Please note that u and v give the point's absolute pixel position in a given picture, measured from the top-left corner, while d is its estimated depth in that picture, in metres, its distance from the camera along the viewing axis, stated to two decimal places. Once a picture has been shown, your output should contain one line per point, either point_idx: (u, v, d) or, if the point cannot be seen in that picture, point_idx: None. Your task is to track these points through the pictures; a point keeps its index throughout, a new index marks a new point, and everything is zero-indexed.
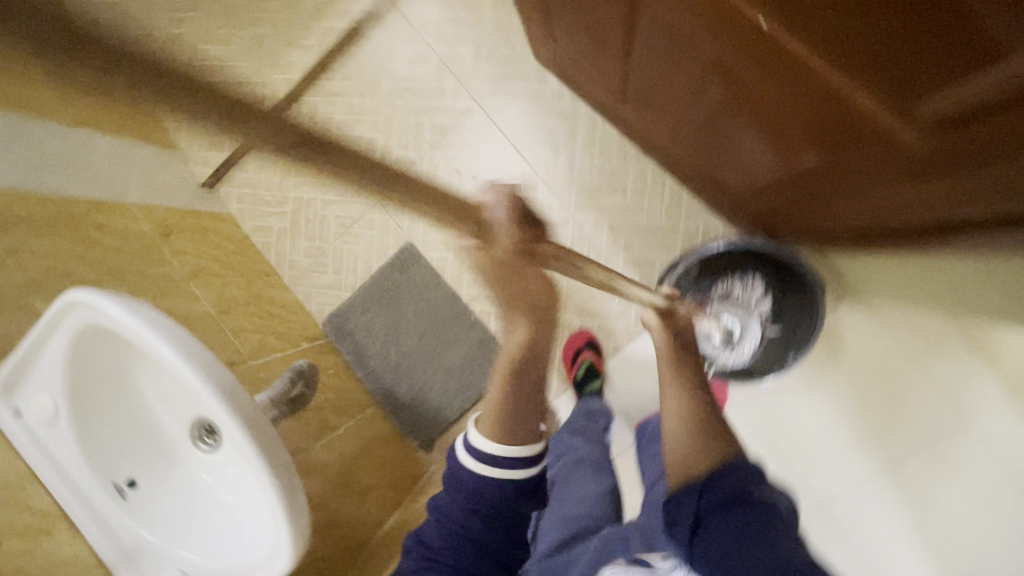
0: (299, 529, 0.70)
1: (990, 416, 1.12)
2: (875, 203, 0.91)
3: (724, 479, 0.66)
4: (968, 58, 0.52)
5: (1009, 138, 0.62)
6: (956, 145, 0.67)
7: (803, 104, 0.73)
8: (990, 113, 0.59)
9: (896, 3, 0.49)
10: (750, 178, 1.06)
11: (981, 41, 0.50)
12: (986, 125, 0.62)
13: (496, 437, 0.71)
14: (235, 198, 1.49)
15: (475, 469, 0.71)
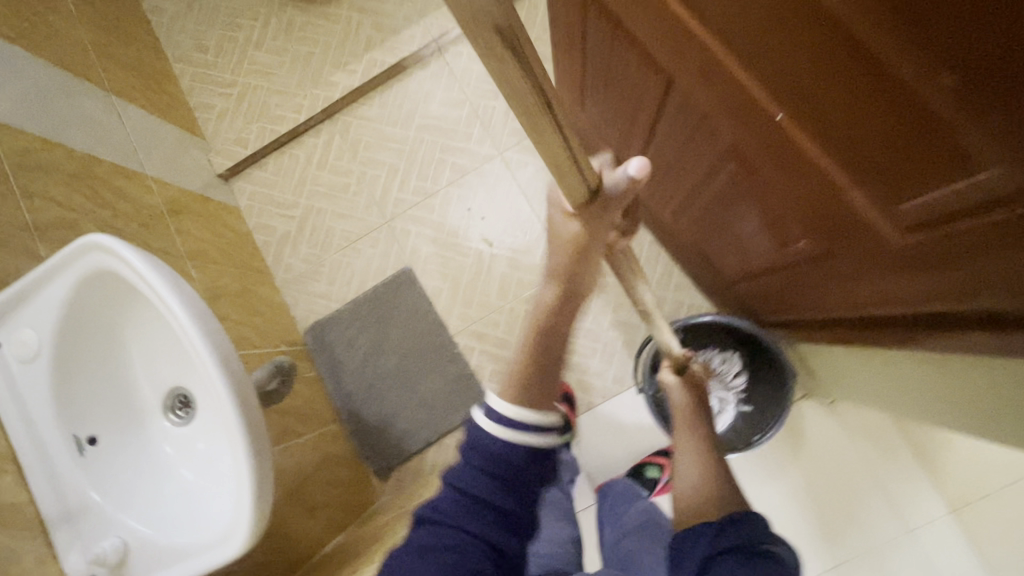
0: (262, 510, 0.64)
1: (933, 536, 1.19)
2: (851, 312, 0.76)
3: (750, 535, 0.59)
4: (948, 177, 0.44)
5: (982, 301, 0.52)
6: (934, 268, 0.54)
7: (799, 179, 0.62)
8: (961, 248, 0.49)
9: (873, 82, 0.42)
10: (740, 268, 0.99)
11: (959, 159, 0.41)
12: (956, 260, 0.51)
13: (524, 402, 0.60)
14: (251, 195, 1.58)
15: (501, 424, 0.58)
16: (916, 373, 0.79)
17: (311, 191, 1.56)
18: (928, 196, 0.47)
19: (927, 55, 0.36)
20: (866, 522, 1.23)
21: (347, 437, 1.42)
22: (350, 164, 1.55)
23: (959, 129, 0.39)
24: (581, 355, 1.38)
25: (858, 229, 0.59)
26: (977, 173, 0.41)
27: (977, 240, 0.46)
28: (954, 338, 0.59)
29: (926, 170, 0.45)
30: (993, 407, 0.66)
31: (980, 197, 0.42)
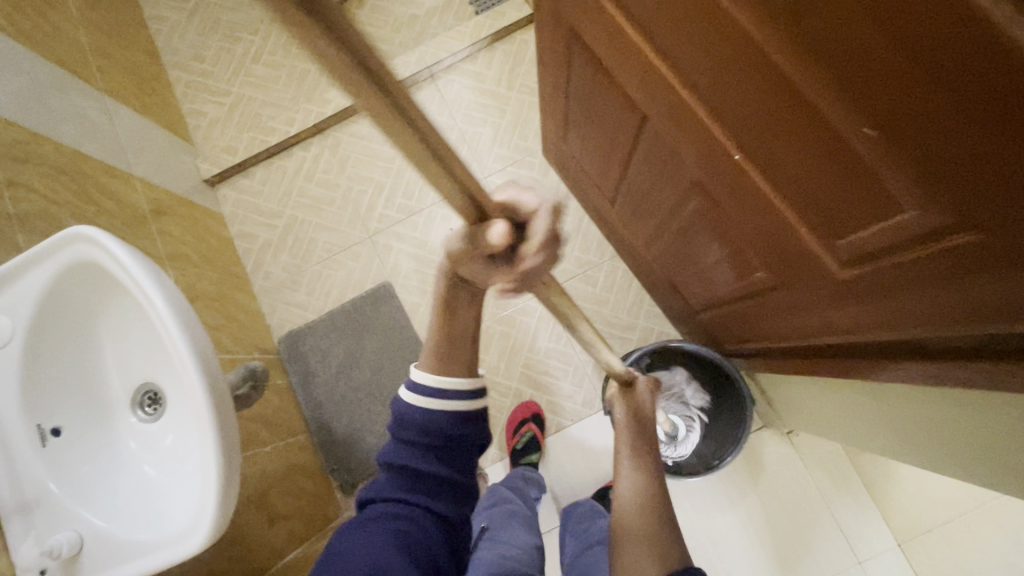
0: (228, 505, 0.64)
1: (880, 565, 1.25)
2: (804, 344, 0.81)
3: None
4: (877, 215, 0.49)
5: (912, 331, 0.57)
6: (870, 300, 0.59)
7: (754, 216, 0.68)
8: (891, 280, 0.54)
9: (809, 130, 0.48)
10: (706, 298, 1.04)
11: (885, 199, 0.47)
12: (888, 293, 0.56)
13: (441, 367, 0.65)
14: (236, 203, 1.59)
15: (427, 398, 0.63)
16: (860, 403, 0.84)
17: (297, 203, 1.58)
18: (862, 232, 0.52)
19: (855, 106, 0.42)
20: (817, 549, 1.29)
21: (315, 450, 1.40)
22: (337, 179, 1.58)
23: (884, 172, 0.45)
24: (553, 377, 1.41)
25: (805, 263, 0.64)
26: (901, 211, 0.47)
27: (905, 274, 0.52)
28: (890, 367, 0.64)
29: (860, 209, 0.50)
30: (923, 433, 0.71)
31: (905, 234, 0.48)
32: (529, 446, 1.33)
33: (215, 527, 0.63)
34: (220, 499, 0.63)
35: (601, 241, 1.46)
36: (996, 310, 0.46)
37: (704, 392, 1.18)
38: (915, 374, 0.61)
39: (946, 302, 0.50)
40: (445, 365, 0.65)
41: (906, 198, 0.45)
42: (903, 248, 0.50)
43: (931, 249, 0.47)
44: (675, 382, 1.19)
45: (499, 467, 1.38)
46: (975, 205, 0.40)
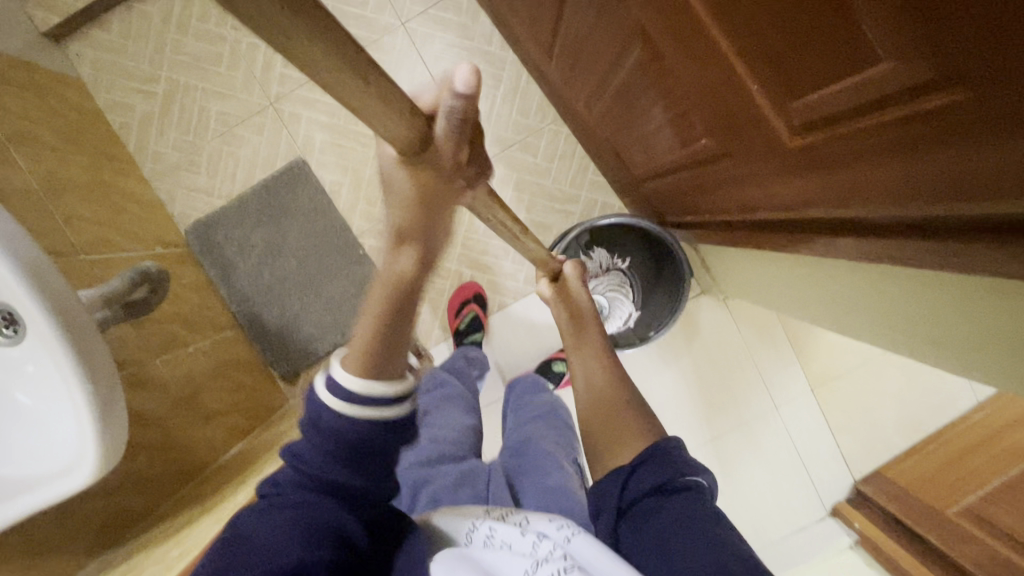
0: (113, 439, 0.59)
1: (795, 406, 1.43)
2: (745, 217, 0.76)
3: (653, 464, 0.69)
4: (837, 64, 0.39)
5: (857, 210, 0.51)
6: (817, 175, 0.52)
7: (701, 70, 0.56)
8: (846, 152, 0.46)
9: None
10: (651, 168, 0.94)
11: (850, 42, 0.37)
12: (838, 167, 0.49)
13: (373, 372, 0.51)
14: (95, 64, 1.28)
15: (348, 406, 0.51)
16: (796, 275, 0.83)
17: (174, 62, 1.29)
18: (819, 89, 0.43)
19: None
20: (741, 399, 1.43)
21: (248, 343, 1.34)
22: (221, 30, 1.29)
23: (856, 2, 0.34)
24: (494, 256, 1.36)
25: (754, 128, 0.55)
26: (866, 60, 0.37)
27: (857, 141, 0.44)
28: (822, 240, 0.60)
29: (817, 58, 0.40)
30: (854, 305, 0.70)
31: (865, 90, 0.39)
32: (472, 326, 1.31)
33: (104, 461, 0.58)
34: (100, 434, 0.57)
35: (542, 104, 1.30)
36: (950, 186, 0.39)
37: (626, 258, 1.15)
38: (848, 249, 0.56)
39: (896, 174, 0.43)
40: (379, 364, 0.51)
41: (885, 46, 0.35)
42: (868, 114, 0.41)
43: (892, 108, 0.38)
44: (594, 257, 1.13)
45: (442, 348, 1.36)
46: (955, 47, 0.31)
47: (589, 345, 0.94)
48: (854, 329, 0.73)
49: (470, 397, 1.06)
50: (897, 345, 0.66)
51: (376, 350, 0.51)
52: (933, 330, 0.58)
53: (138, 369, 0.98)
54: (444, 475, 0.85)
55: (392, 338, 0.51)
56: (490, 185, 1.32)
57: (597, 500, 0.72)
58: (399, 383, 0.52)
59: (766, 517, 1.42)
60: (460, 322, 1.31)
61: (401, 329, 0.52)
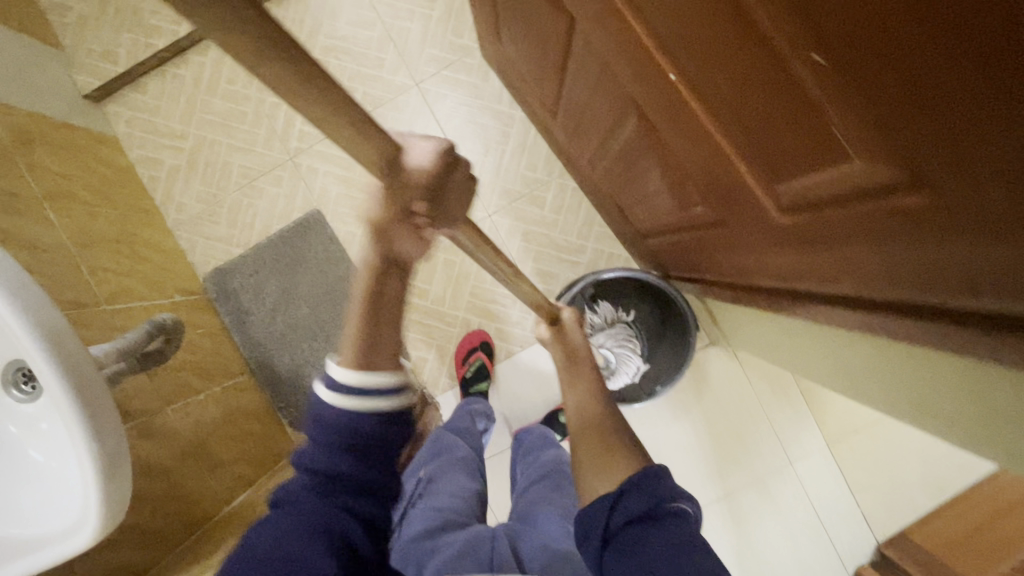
0: (118, 496, 0.60)
1: (811, 462, 1.39)
2: (745, 279, 0.76)
3: (642, 493, 0.69)
4: (819, 156, 0.40)
5: (850, 285, 0.52)
6: (809, 249, 0.52)
7: (693, 145, 0.58)
8: (833, 233, 0.47)
9: (753, 53, 0.38)
10: (653, 225, 0.96)
11: (828, 139, 0.38)
12: (826, 245, 0.49)
13: (364, 360, 0.48)
14: (129, 122, 1.37)
15: (344, 399, 0.47)
16: (802, 335, 0.82)
17: (202, 120, 1.37)
18: (804, 175, 0.44)
19: (800, 16, 0.32)
20: (754, 454, 1.40)
21: (258, 389, 1.35)
22: (246, 90, 1.37)
23: (830, 106, 0.35)
24: (501, 304, 1.37)
25: (747, 203, 0.56)
26: (846, 155, 0.38)
27: (846, 225, 0.44)
28: (819, 310, 0.60)
29: (800, 148, 0.41)
30: (860, 370, 0.69)
31: (848, 180, 0.40)
32: (479, 374, 1.31)
33: (108, 516, 0.59)
34: (103, 491, 0.58)
35: (549, 158, 1.34)
36: (933, 274, 0.40)
37: (631, 311, 1.15)
38: (847, 321, 0.56)
39: (887, 258, 0.43)
40: (371, 357, 0.48)
41: (855, 145, 0.36)
42: (848, 201, 0.42)
43: (875, 199, 0.39)
44: (598, 310, 1.14)
45: (450, 396, 1.36)
46: (928, 153, 0.31)
47: (584, 380, 0.95)
48: (862, 394, 0.71)
49: (474, 460, 1.05)
50: (905, 413, 0.64)
51: (365, 338, 0.48)
52: (937, 402, 0.57)
53: (149, 417, 1.00)
54: (450, 547, 0.80)
55: (376, 324, 0.49)
56: (498, 235, 1.34)
57: (584, 527, 0.71)
58: (393, 371, 0.49)
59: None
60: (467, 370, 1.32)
61: (386, 315, 0.50)
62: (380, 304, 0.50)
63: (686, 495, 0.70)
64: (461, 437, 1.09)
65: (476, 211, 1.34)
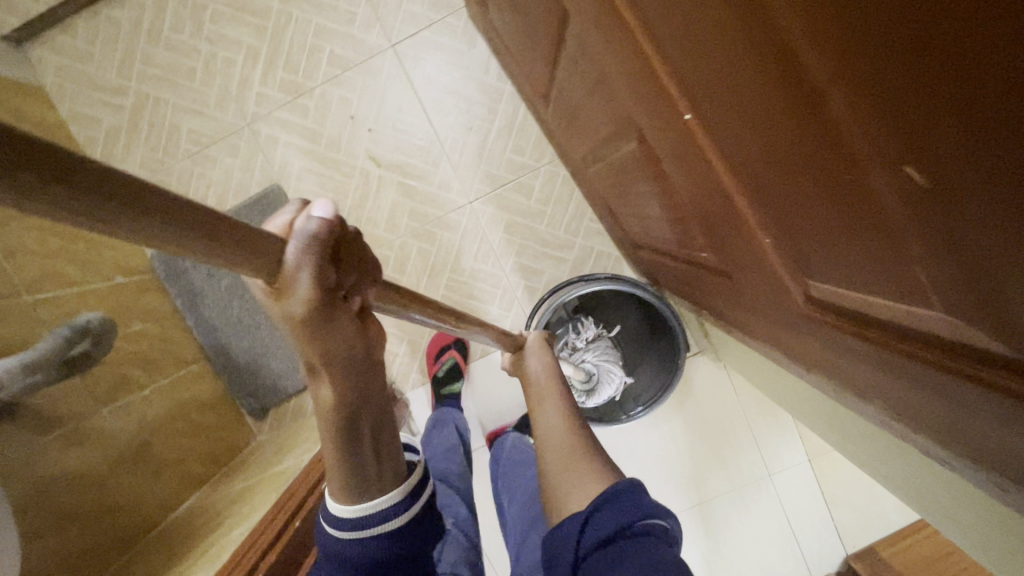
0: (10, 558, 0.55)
1: (791, 475, 1.35)
2: (746, 331, 0.66)
3: (616, 509, 0.59)
4: (878, 283, 0.30)
5: (881, 407, 0.42)
6: (835, 353, 0.42)
7: (706, 200, 0.47)
8: (872, 357, 0.37)
9: (820, 145, 0.27)
10: (648, 242, 0.85)
11: (897, 274, 0.28)
12: (859, 361, 0.39)
13: (359, 491, 0.48)
14: (58, 71, 1.18)
15: (353, 531, 0.49)
16: (800, 385, 0.74)
17: (144, 74, 1.19)
18: (852, 289, 0.34)
19: (902, 129, 0.21)
20: (734, 464, 1.35)
21: (215, 377, 1.26)
22: (194, 41, 1.18)
23: (915, 247, 0.25)
24: (479, 301, 1.24)
25: (767, 281, 0.46)
26: (918, 299, 0.28)
27: (889, 360, 0.35)
28: (839, 398, 0.49)
29: (853, 264, 0.31)
30: (874, 446, 0.61)
31: (911, 319, 0.30)
32: (452, 374, 1.25)
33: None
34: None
35: (539, 141, 1.19)
36: (1001, 458, 0.30)
37: (615, 326, 1.06)
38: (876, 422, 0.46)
39: (937, 409, 0.34)
40: (371, 487, 0.48)
41: (941, 299, 0.26)
42: (906, 339, 0.32)
43: (939, 357, 0.29)
44: (581, 326, 1.05)
45: (421, 393, 1.29)
46: None
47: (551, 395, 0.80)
48: (868, 465, 0.65)
49: (471, 524, 0.90)
50: (915, 499, 0.57)
51: (358, 472, 0.47)
52: (953, 506, 0.50)
53: (79, 423, 0.90)
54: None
55: (365, 458, 0.46)
56: (479, 225, 1.22)
57: (553, 551, 0.62)
58: (393, 490, 0.50)
59: None
60: (439, 369, 1.25)
61: (380, 443, 0.47)
62: (348, 442, 0.44)
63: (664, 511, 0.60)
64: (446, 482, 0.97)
65: (456, 197, 1.21)
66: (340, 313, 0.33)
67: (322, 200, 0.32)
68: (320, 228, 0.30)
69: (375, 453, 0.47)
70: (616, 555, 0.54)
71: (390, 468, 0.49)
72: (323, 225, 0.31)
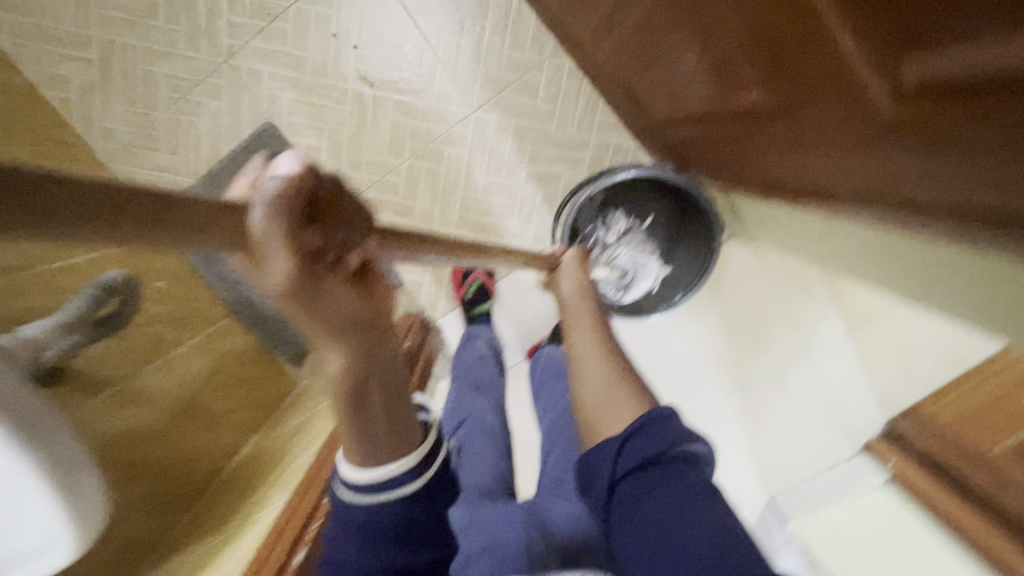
0: (88, 507, 0.56)
1: (831, 348, 1.35)
2: (788, 178, 0.67)
3: (646, 440, 0.55)
4: (983, 40, 0.32)
5: (950, 207, 0.45)
6: (908, 155, 0.45)
7: (768, 24, 0.48)
8: (957, 139, 0.40)
9: None
10: (676, 112, 0.81)
11: (981, 22, 0.32)
12: (937, 153, 0.42)
13: (369, 456, 0.48)
14: (12, 29, 1.08)
15: (363, 494, 0.49)
16: (860, 231, 0.72)
17: (105, 19, 1.10)
18: (948, 61, 0.36)
19: None
20: (769, 345, 1.36)
21: None
22: None
23: None
24: (498, 217, 1.19)
25: (836, 96, 0.47)
26: (996, 45, 0.32)
27: (983, 132, 0.37)
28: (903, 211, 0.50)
29: (935, 22, 0.34)
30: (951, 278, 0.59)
31: (1003, 69, 0.33)
32: (480, 296, 1.24)
33: (84, 529, 0.56)
34: (71, 511, 0.54)
35: (537, 33, 1.10)
36: None
37: (648, 217, 1.03)
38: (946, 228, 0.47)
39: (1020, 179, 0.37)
40: (387, 451, 0.49)
41: None
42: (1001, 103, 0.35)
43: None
44: (611, 222, 1.03)
45: (452, 318, 1.29)
46: None
47: (577, 320, 0.78)
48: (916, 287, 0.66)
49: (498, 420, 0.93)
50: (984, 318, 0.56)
51: (369, 433, 0.47)
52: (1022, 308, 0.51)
53: (124, 383, 0.90)
54: (486, 532, 0.67)
55: (374, 416, 0.47)
56: (486, 136, 1.16)
57: (588, 478, 0.59)
58: (409, 454, 0.50)
59: (796, 458, 1.40)
60: (468, 290, 1.25)
61: (386, 390, 0.47)
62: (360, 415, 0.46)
63: (698, 438, 0.56)
64: (480, 393, 0.96)
65: (458, 109, 1.14)
66: (325, 276, 0.38)
67: (286, 156, 0.36)
68: (278, 195, 0.33)
69: (388, 423, 0.48)
70: (659, 481, 0.52)
71: (404, 445, 0.50)
72: (281, 191, 0.33)
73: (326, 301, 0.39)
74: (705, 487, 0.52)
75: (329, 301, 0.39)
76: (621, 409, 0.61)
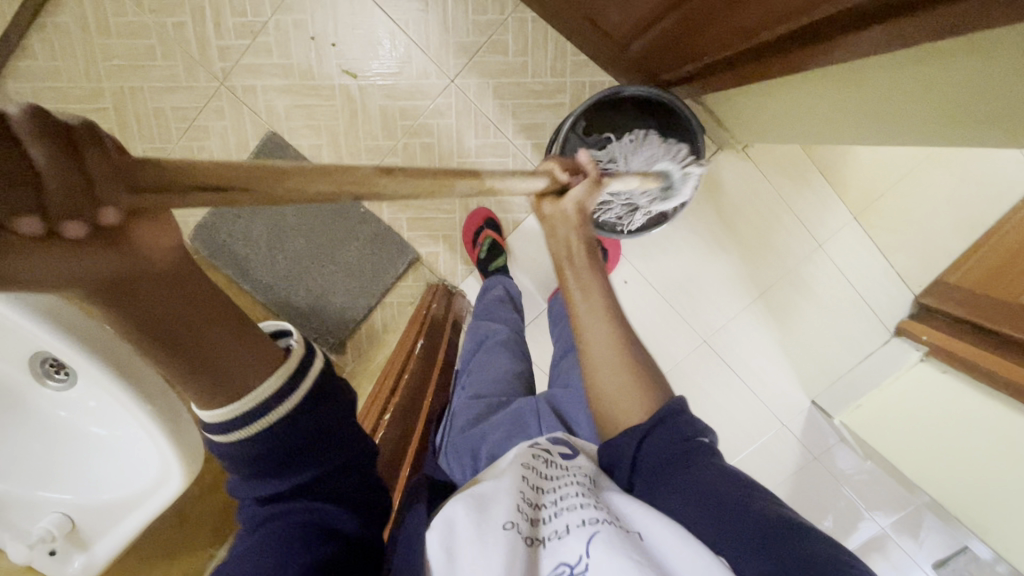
0: (190, 442, 0.64)
1: (842, 239, 1.39)
2: (745, 29, 0.80)
3: (667, 431, 0.58)
4: None
5: None
6: None
7: None
8: None
9: None
10: (633, 17, 0.94)
11: None
12: None
13: (208, 397, 0.42)
14: (36, 97, 1.20)
15: (233, 428, 0.43)
16: (822, 86, 0.84)
17: (112, 69, 1.20)
18: None
19: None
20: (782, 246, 1.39)
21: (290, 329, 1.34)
22: (141, 19, 1.19)
23: None
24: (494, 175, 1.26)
25: None
26: None
27: None
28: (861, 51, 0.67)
29: None
30: (905, 98, 0.70)
31: None
32: (493, 251, 1.30)
33: (186, 453, 0.63)
34: (174, 438, 0.62)
35: None
36: None
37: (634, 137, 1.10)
38: (865, 44, 0.66)
39: None
40: (231, 382, 0.42)
41: None
42: None
43: None
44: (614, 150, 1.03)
45: (472, 281, 1.36)
46: None
47: (581, 274, 0.66)
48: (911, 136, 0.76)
49: (516, 341, 0.94)
50: (942, 124, 0.68)
51: (201, 371, 0.41)
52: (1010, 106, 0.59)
53: None
54: (498, 429, 0.70)
55: (193, 353, 0.40)
56: (469, 100, 1.23)
57: (611, 455, 0.60)
58: (259, 380, 0.44)
59: (825, 351, 1.46)
60: (480, 251, 1.31)
61: (182, 335, 0.40)
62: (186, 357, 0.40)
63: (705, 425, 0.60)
64: (497, 321, 0.99)
65: (438, 81, 1.22)
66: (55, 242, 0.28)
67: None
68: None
69: (227, 358, 0.42)
70: (679, 456, 0.56)
71: (250, 367, 0.43)
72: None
73: (35, 268, 0.28)
74: (719, 464, 0.55)
75: (37, 263, 0.28)
76: (632, 395, 0.60)
